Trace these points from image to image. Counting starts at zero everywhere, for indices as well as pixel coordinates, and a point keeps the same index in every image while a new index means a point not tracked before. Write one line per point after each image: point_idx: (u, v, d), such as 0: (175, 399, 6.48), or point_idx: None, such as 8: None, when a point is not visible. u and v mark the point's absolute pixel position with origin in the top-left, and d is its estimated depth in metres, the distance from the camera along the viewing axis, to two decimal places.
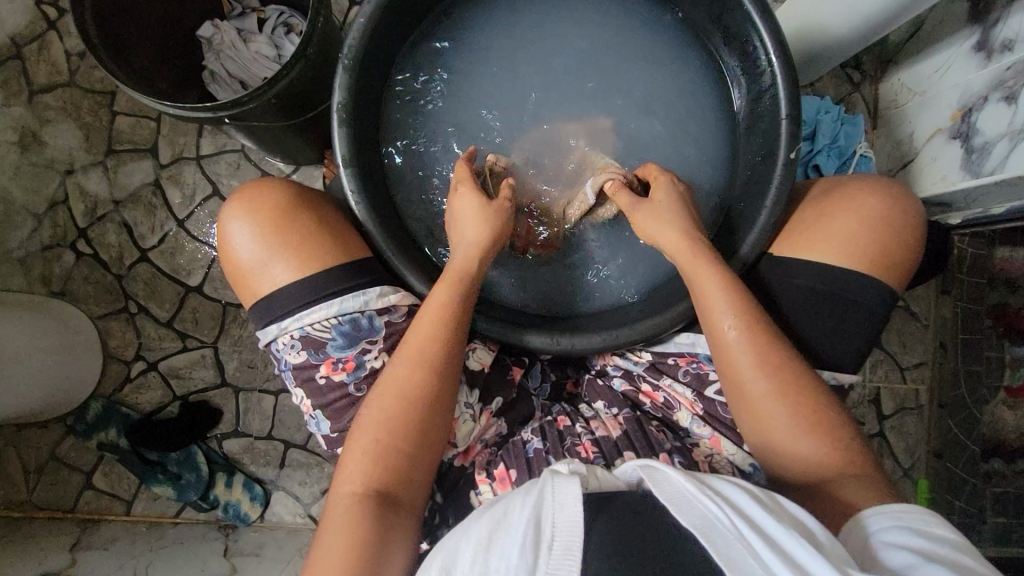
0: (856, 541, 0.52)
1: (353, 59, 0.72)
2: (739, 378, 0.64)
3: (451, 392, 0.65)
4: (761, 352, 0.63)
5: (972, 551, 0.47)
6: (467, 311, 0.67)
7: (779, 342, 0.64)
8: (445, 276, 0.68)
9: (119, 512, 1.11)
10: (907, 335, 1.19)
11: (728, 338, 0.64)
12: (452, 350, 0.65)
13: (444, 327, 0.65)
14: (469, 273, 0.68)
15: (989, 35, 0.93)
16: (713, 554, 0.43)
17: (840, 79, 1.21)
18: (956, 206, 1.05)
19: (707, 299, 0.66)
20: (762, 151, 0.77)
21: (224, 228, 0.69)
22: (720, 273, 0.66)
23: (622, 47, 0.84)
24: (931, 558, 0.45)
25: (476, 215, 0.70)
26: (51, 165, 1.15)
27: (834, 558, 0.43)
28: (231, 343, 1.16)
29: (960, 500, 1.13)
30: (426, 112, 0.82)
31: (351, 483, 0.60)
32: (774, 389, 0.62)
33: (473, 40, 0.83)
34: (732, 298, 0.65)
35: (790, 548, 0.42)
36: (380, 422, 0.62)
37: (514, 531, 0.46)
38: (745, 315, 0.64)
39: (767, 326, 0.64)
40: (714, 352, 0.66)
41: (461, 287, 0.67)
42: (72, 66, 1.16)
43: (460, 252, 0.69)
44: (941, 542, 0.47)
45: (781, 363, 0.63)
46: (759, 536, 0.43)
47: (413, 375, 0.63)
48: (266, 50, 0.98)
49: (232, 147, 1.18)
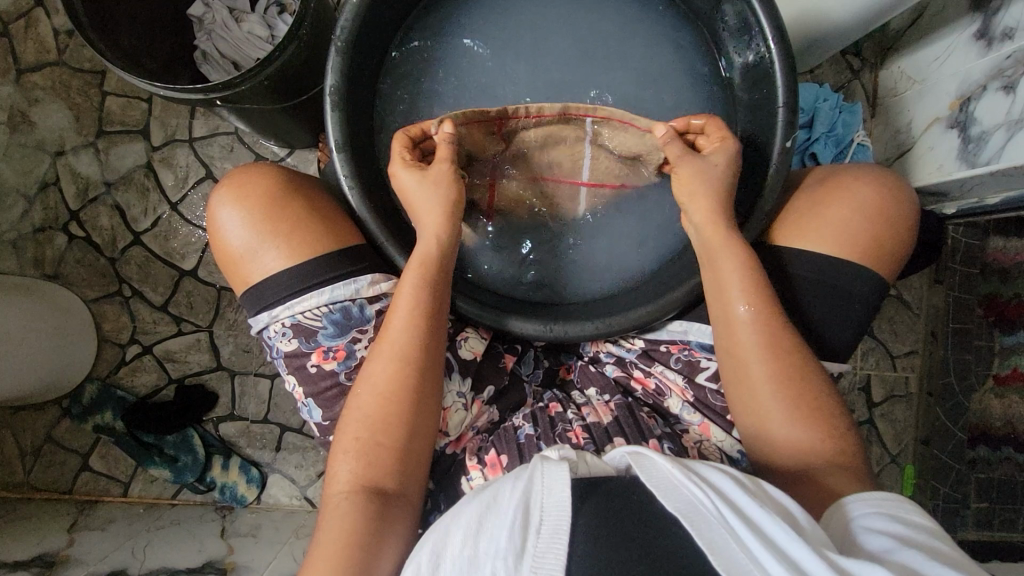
0: (835, 526, 0.53)
1: (346, 41, 0.71)
2: (741, 360, 0.64)
3: (431, 383, 0.65)
4: (770, 334, 0.64)
5: (947, 536, 0.49)
6: (441, 292, 0.67)
7: (785, 326, 0.65)
8: (409, 263, 0.67)
9: (116, 493, 1.12)
10: (898, 324, 1.20)
11: (738, 316, 0.65)
12: (430, 336, 0.65)
13: (417, 312, 0.65)
14: (433, 253, 0.67)
15: (990, 23, 0.92)
16: (696, 536, 0.44)
17: (841, 65, 1.20)
18: (952, 196, 1.05)
19: (722, 277, 0.66)
20: (759, 139, 0.76)
21: (215, 215, 0.68)
22: (739, 248, 0.66)
23: (620, 32, 0.83)
24: (907, 543, 0.46)
25: (428, 191, 0.68)
26: (41, 146, 1.13)
27: (812, 541, 0.45)
28: (226, 327, 1.16)
29: (945, 486, 1.15)
30: (421, 97, 0.81)
31: (343, 481, 0.61)
32: (773, 377, 0.63)
33: (469, 23, 0.82)
34: (748, 277, 0.65)
35: (769, 531, 0.44)
36: (362, 422, 0.62)
37: (503, 515, 0.47)
38: (760, 295, 0.65)
39: (778, 311, 0.65)
40: (722, 326, 0.66)
41: (426, 270, 0.66)
42: (61, 45, 1.14)
43: (423, 235, 0.68)
44: (918, 528, 0.49)
45: (786, 349, 0.64)
46: (740, 519, 0.44)
47: (398, 368, 0.64)
48: (259, 30, 0.97)
49: (225, 129, 1.16)
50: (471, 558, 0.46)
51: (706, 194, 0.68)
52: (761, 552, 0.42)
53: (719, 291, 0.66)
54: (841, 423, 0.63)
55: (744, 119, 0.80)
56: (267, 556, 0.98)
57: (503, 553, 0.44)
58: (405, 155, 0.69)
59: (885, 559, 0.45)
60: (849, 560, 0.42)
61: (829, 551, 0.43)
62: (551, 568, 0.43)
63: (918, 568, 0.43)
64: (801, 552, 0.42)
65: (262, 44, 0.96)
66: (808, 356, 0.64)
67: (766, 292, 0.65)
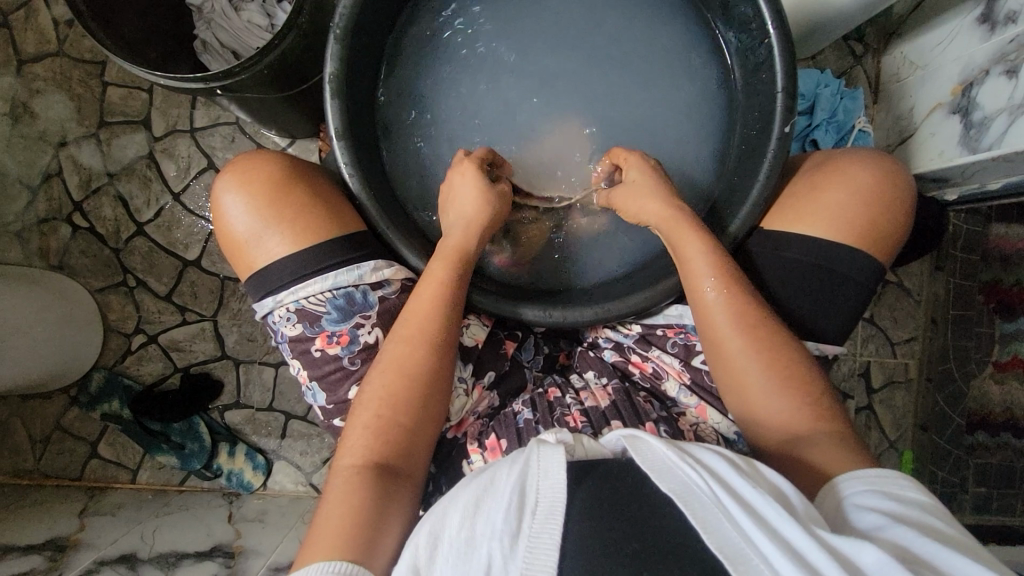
0: (828, 502, 0.54)
1: (344, 28, 0.71)
2: (717, 336, 0.65)
3: (447, 377, 0.66)
4: (739, 307, 0.64)
5: (939, 511, 0.49)
6: (463, 284, 0.69)
7: (756, 298, 0.66)
8: (441, 253, 0.69)
9: (125, 480, 1.14)
10: (898, 311, 1.20)
11: (707, 299, 0.65)
12: (447, 327, 0.66)
13: (444, 302, 0.66)
14: (465, 248, 0.70)
15: (993, 7, 0.92)
16: (688, 515, 0.45)
17: (842, 51, 1.19)
18: (953, 181, 1.04)
19: (689, 259, 0.67)
20: (758, 124, 0.76)
21: (220, 201, 0.69)
22: (704, 238, 0.67)
23: (618, 17, 0.83)
24: (898, 520, 0.47)
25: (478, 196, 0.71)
26: (43, 137, 1.14)
27: (803, 518, 0.45)
28: (230, 316, 1.17)
29: (943, 472, 1.16)
30: (419, 85, 0.82)
31: (352, 456, 0.61)
32: (749, 347, 0.63)
33: (467, 9, 0.82)
34: (712, 260, 0.66)
35: (758, 508, 0.45)
36: (380, 398, 0.63)
37: (500, 497, 0.48)
38: (725, 272, 0.66)
39: (747, 290, 0.66)
40: (695, 312, 0.67)
41: (457, 263, 0.69)
42: (61, 35, 1.14)
43: (457, 229, 0.70)
44: (910, 505, 0.49)
45: (757, 325, 0.64)
46: (733, 500, 0.45)
47: (413, 353, 0.65)
48: (258, 19, 0.97)
49: (226, 119, 1.17)
50: (467, 540, 0.47)
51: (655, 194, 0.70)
52: (752, 529, 0.43)
53: (687, 278, 0.67)
54: (818, 386, 0.63)
55: (743, 105, 0.80)
56: (275, 540, 1.00)
57: (499, 534, 0.45)
58: (476, 161, 0.73)
59: (877, 534, 0.46)
60: (838, 537, 0.43)
61: (819, 528, 0.44)
62: (548, 550, 0.44)
63: (909, 545, 0.44)
64: (790, 531, 0.43)
65: (261, 33, 0.96)
66: (774, 322, 0.65)
67: (733, 272, 0.66)
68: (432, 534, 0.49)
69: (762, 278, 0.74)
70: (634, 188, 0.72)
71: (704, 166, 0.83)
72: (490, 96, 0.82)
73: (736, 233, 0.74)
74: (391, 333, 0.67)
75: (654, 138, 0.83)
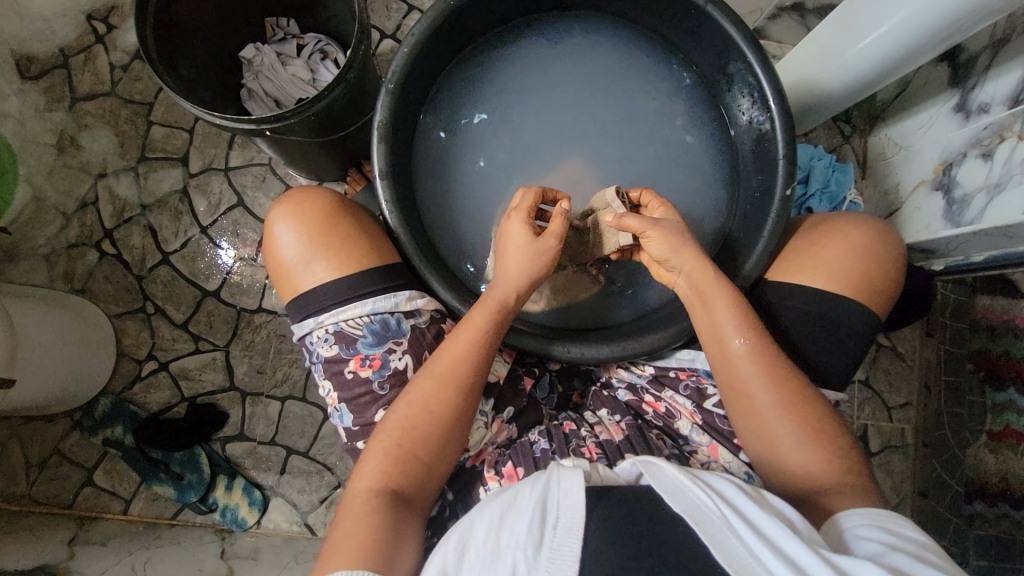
0: (832, 535, 0.56)
1: (395, 84, 0.78)
2: (744, 390, 0.67)
3: (471, 414, 0.68)
4: (766, 363, 0.67)
5: (938, 548, 0.51)
6: (500, 337, 0.72)
7: (780, 355, 0.68)
8: (484, 303, 0.71)
9: (116, 510, 1.12)
10: (893, 377, 1.25)
11: (734, 350, 0.68)
12: (481, 368, 0.69)
13: (479, 349, 0.69)
14: (507, 302, 0.72)
15: (967, 98, 1.02)
16: (699, 533, 0.48)
17: (833, 131, 1.31)
18: (940, 252, 1.12)
19: (716, 317, 0.70)
20: (761, 188, 0.83)
21: (272, 229, 0.73)
22: (728, 294, 0.70)
23: (633, 89, 0.92)
24: (897, 549, 0.50)
25: (523, 248, 0.73)
26: (85, 168, 1.21)
27: (806, 539, 0.47)
28: (242, 347, 1.19)
29: (944, 539, 1.16)
30: (452, 140, 0.89)
31: (369, 480, 0.62)
32: (777, 397, 0.66)
33: (498, 75, 0.90)
34: (737, 315, 0.69)
35: (762, 526, 0.47)
36: (404, 428, 0.65)
37: (523, 512, 0.50)
38: (752, 329, 0.68)
39: (770, 342, 0.69)
40: (719, 362, 0.70)
41: (497, 315, 0.71)
42: (115, 77, 1.23)
43: (506, 282, 0.73)
44: (909, 539, 0.51)
45: (782, 377, 0.67)
46: (741, 521, 0.48)
47: (443, 391, 0.66)
48: (303, 74, 1.06)
49: (260, 160, 1.24)
50: (494, 549, 0.49)
51: (689, 247, 0.71)
52: (757, 546, 0.45)
53: (713, 330, 0.70)
54: (844, 440, 0.66)
55: (747, 171, 0.87)
56: None
57: (523, 545, 0.48)
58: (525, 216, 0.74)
59: (876, 560, 0.48)
60: (839, 557, 0.45)
61: (821, 549, 0.46)
62: (569, 560, 0.47)
63: (907, 568, 0.46)
64: (794, 548, 0.45)
65: (305, 87, 1.05)
66: (804, 386, 0.67)
67: (756, 325, 0.69)
68: (459, 543, 0.51)
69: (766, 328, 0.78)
70: (671, 236, 0.70)
71: (710, 225, 0.90)
72: (518, 151, 0.90)
73: (742, 283, 0.79)
74: (421, 370, 0.69)
75: (665, 196, 0.90)
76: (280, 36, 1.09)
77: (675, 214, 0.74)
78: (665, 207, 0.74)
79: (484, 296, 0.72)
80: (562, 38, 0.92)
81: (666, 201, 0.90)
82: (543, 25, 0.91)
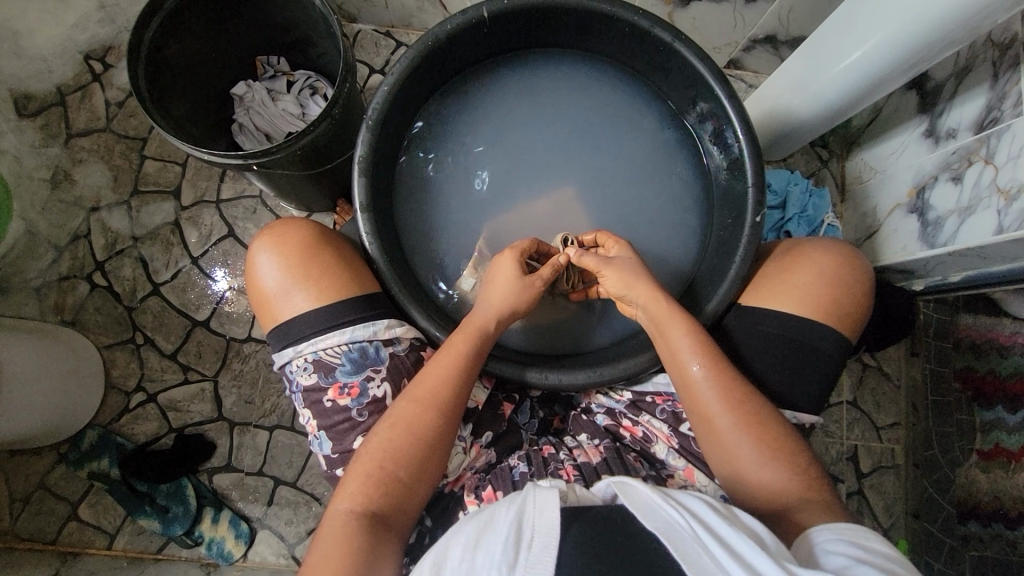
0: (803, 550, 0.56)
1: (376, 120, 0.81)
2: (705, 414, 0.68)
3: (451, 438, 0.68)
4: (725, 387, 0.68)
5: (904, 560, 0.52)
6: (480, 361, 0.72)
7: (739, 377, 0.69)
8: (464, 328, 0.73)
9: (101, 545, 1.11)
10: (881, 395, 1.28)
11: (694, 376, 0.69)
12: (461, 392, 0.69)
13: (457, 372, 0.70)
14: (486, 328, 0.73)
15: (935, 124, 1.06)
16: (669, 549, 0.48)
17: (810, 155, 1.34)
18: (918, 272, 1.14)
19: (673, 343, 0.71)
20: (733, 215, 0.85)
21: (254, 260, 0.75)
22: (686, 319, 0.72)
23: (610, 122, 0.95)
24: (866, 563, 0.50)
25: (512, 283, 0.76)
26: (78, 203, 1.23)
27: (776, 556, 0.48)
28: (230, 377, 1.19)
29: (937, 561, 1.15)
30: (434, 171, 0.92)
31: (349, 501, 0.62)
32: (737, 421, 0.67)
33: (478, 110, 0.94)
34: (695, 341, 0.70)
35: (733, 542, 0.48)
36: (385, 451, 0.65)
37: (498, 531, 0.51)
38: (709, 354, 0.69)
39: (729, 366, 0.70)
40: (681, 387, 0.70)
41: (476, 340, 0.72)
42: (110, 114, 1.26)
43: (486, 308, 0.75)
44: (876, 553, 0.52)
45: (743, 400, 0.68)
46: (712, 536, 0.48)
47: (423, 414, 0.67)
48: (292, 108, 1.09)
49: (251, 192, 1.26)
50: (468, 569, 0.49)
51: (643, 282, 0.74)
52: (727, 561, 0.46)
53: (672, 356, 0.71)
54: (803, 457, 0.66)
55: (721, 198, 0.90)
56: None
57: (497, 564, 0.48)
58: (517, 255, 0.78)
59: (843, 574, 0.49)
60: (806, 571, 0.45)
61: (790, 564, 0.47)
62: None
63: None
64: (764, 563, 0.46)
65: (293, 121, 1.08)
66: (766, 411, 0.68)
67: (714, 349, 0.70)
68: (435, 565, 0.51)
69: (740, 351, 0.80)
70: (624, 271, 0.75)
71: (685, 251, 0.92)
72: (498, 184, 0.93)
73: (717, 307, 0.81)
74: (403, 393, 0.69)
75: (642, 222, 0.93)
76: (271, 74, 1.12)
77: (631, 251, 0.78)
78: (619, 245, 0.79)
79: (464, 322, 0.74)
80: (540, 71, 0.95)
81: (643, 229, 0.93)
82: (522, 60, 0.94)
